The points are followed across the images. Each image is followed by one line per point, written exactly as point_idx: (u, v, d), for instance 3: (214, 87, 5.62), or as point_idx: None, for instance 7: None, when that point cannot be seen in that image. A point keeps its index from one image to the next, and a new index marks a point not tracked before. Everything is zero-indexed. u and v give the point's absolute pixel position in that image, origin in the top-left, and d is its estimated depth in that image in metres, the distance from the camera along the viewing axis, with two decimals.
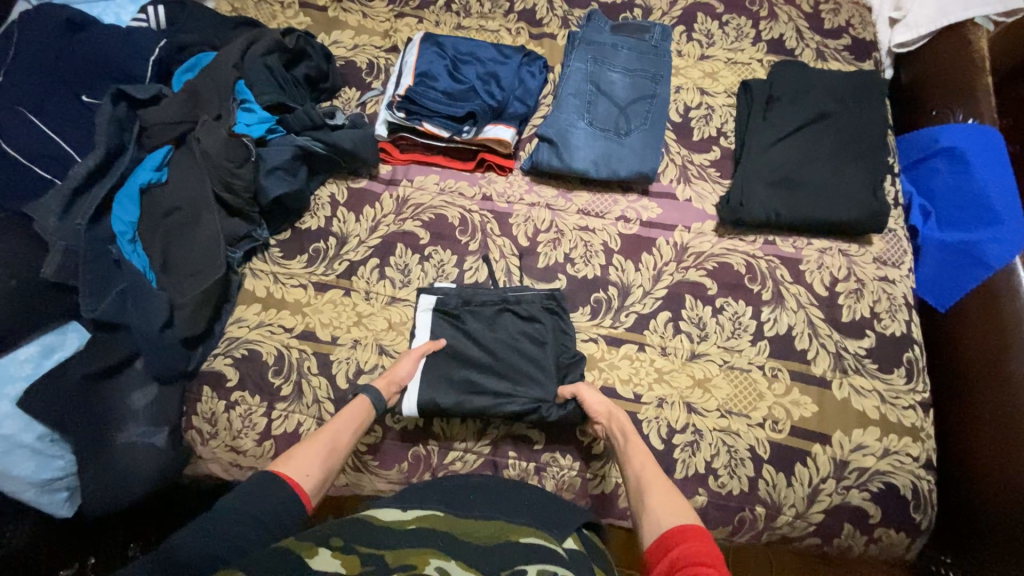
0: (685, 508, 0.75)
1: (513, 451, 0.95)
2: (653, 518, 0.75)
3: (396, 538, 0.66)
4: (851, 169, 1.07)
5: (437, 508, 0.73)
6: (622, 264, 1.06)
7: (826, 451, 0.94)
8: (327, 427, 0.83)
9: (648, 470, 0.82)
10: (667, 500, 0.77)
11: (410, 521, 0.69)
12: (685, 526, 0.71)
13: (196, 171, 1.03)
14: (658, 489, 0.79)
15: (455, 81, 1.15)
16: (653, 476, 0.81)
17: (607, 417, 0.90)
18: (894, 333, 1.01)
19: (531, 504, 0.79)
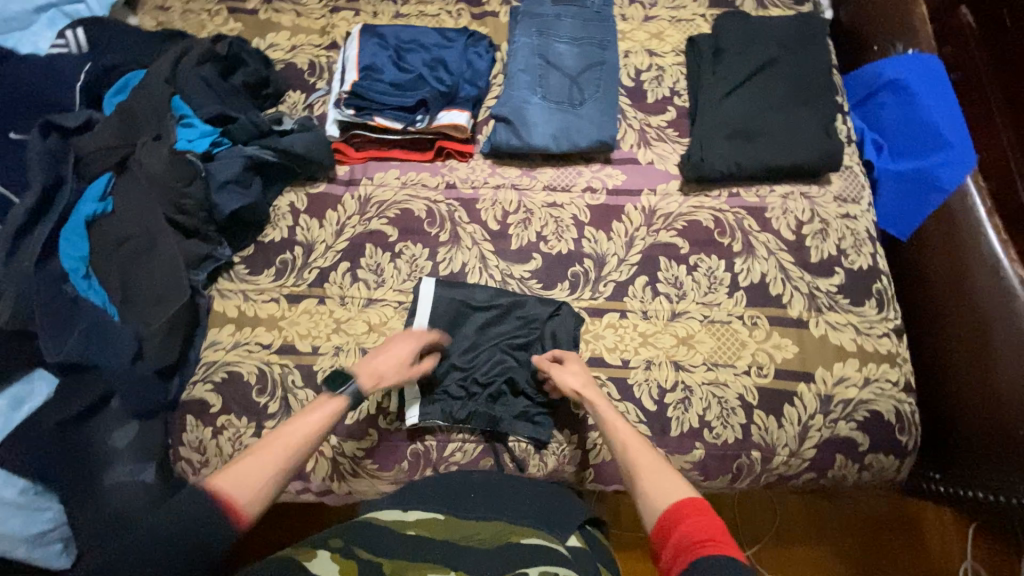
0: (681, 480, 0.70)
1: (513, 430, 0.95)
2: (647, 500, 0.69)
3: (396, 545, 0.67)
4: (803, 112, 1.08)
5: (436, 512, 0.74)
6: (594, 235, 1.07)
7: (811, 389, 0.97)
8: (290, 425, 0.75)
9: (634, 446, 0.76)
10: (659, 478, 0.71)
11: (408, 527, 0.71)
12: (686, 503, 0.66)
13: (144, 196, 0.98)
14: (649, 462, 0.74)
15: (401, 71, 1.12)
16: (641, 453, 0.75)
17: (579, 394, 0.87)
18: (862, 267, 1.04)
19: (532, 501, 0.79)
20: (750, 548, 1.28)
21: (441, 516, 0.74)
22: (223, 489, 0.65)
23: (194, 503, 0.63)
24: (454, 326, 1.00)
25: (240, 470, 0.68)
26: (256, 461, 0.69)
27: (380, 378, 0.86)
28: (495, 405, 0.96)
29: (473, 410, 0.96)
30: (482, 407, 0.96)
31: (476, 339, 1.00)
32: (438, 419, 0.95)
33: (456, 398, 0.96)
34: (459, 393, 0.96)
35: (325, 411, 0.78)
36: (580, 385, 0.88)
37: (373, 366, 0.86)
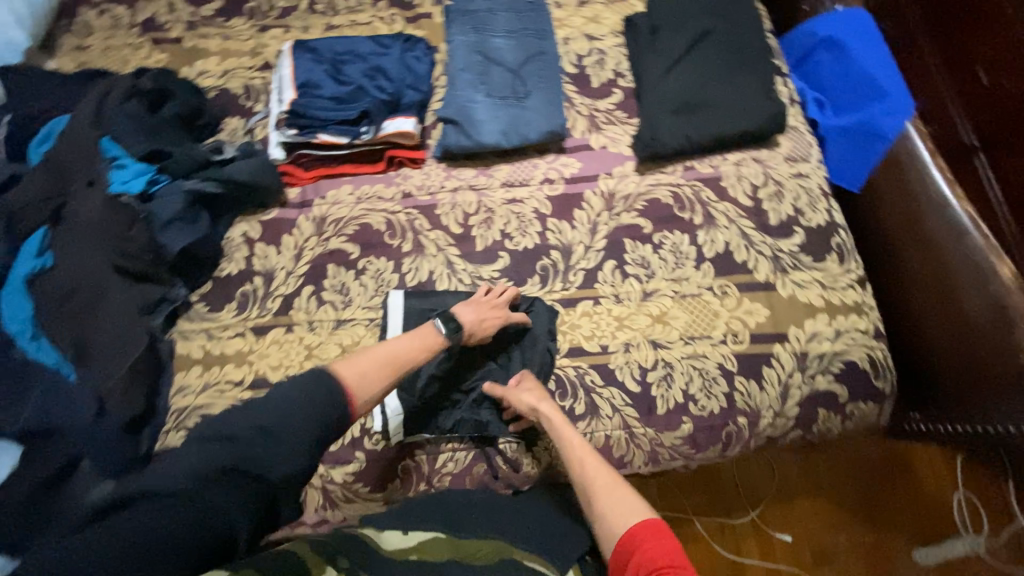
0: (636, 498, 0.76)
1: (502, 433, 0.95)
2: (604, 522, 0.75)
3: (398, 568, 0.72)
4: (744, 79, 1.10)
5: (437, 531, 0.77)
6: (558, 226, 1.06)
7: (787, 348, 0.99)
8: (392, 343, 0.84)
9: (590, 463, 0.80)
10: (615, 497, 0.76)
11: (411, 551, 0.74)
12: (642, 525, 0.72)
13: (84, 244, 0.92)
14: (604, 480, 0.78)
15: (339, 84, 1.09)
16: (601, 474, 0.79)
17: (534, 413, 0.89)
18: (819, 223, 1.07)
19: (524, 518, 0.83)
20: (755, 510, 1.31)
21: (442, 536, 0.77)
22: (344, 382, 0.74)
23: (317, 388, 0.71)
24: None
25: (357, 368, 0.77)
26: (368, 364, 0.78)
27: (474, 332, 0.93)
28: (480, 410, 0.95)
29: (459, 419, 0.95)
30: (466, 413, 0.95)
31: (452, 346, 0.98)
32: (425, 432, 0.94)
33: (442, 407, 0.95)
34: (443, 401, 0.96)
35: (420, 341, 0.86)
36: (536, 403, 0.89)
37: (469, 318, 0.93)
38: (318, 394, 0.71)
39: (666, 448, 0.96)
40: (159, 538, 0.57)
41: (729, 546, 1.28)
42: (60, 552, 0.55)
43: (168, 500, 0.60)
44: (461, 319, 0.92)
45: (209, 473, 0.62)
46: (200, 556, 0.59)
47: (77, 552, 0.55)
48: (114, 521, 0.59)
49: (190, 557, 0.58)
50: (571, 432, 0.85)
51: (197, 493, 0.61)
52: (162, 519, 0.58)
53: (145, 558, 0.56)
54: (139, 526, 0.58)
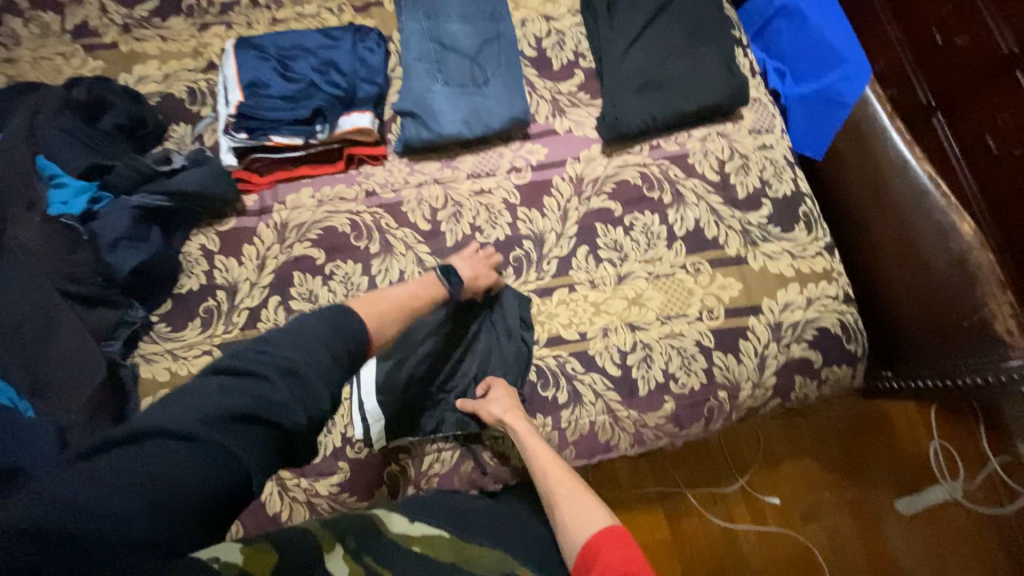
0: (598, 505, 0.73)
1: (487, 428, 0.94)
2: (567, 532, 0.72)
3: (398, 560, 0.67)
4: (704, 52, 1.08)
5: (442, 528, 0.75)
6: (528, 215, 1.04)
7: (761, 320, 1.01)
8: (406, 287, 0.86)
9: (554, 471, 0.79)
10: (578, 504, 0.74)
11: (414, 543, 0.71)
12: (603, 533, 0.69)
13: (22, 271, 0.86)
14: (566, 488, 0.76)
15: (289, 81, 1.04)
16: (562, 482, 0.77)
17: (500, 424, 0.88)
18: (786, 193, 1.08)
19: (526, 533, 0.79)
20: (743, 477, 1.34)
21: (446, 533, 0.74)
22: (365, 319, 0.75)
23: (343, 318, 0.69)
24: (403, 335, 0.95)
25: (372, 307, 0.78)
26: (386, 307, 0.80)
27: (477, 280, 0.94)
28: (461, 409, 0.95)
29: (441, 418, 0.94)
30: (446, 411, 0.95)
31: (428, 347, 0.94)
32: (410, 434, 0.93)
33: (425, 408, 0.95)
34: (423, 401, 0.95)
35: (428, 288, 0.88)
36: (504, 410, 0.88)
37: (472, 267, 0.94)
38: (343, 322, 0.69)
39: (650, 428, 0.97)
40: (175, 480, 0.49)
41: (720, 513, 1.32)
42: (51, 488, 0.45)
43: (184, 440, 0.52)
44: (460, 271, 0.92)
45: (231, 414, 0.55)
46: (217, 503, 0.51)
47: (67, 493, 0.45)
48: (115, 457, 0.49)
49: (207, 504, 0.51)
50: (535, 440, 0.85)
51: (220, 435, 0.54)
52: (180, 459, 0.51)
53: (160, 498, 0.48)
54: (147, 465, 0.49)
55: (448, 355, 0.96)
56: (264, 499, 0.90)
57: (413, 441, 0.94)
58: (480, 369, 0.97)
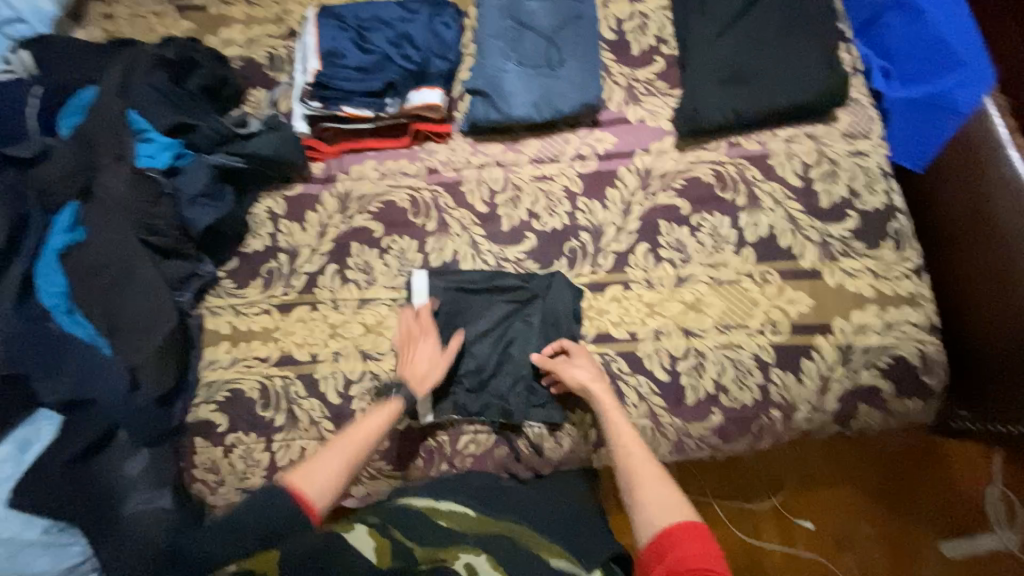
0: (682, 499, 0.71)
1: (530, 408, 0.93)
2: (645, 515, 0.70)
3: (426, 531, 0.72)
4: (802, 44, 0.99)
5: (468, 507, 0.78)
6: (588, 205, 1.01)
7: (831, 341, 0.93)
8: (351, 429, 0.80)
9: (638, 455, 0.76)
10: (664, 492, 0.71)
11: (440, 516, 0.75)
12: (684, 526, 0.67)
13: (112, 221, 0.92)
14: (652, 474, 0.73)
15: (364, 53, 1.04)
16: (644, 464, 0.75)
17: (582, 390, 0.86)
18: (876, 207, 0.98)
19: (554, 515, 0.82)
20: (776, 497, 1.27)
21: (472, 512, 0.77)
22: (297, 488, 0.72)
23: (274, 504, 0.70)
24: (455, 313, 0.96)
25: (315, 470, 0.74)
26: (324, 463, 0.74)
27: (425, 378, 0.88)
28: (505, 395, 0.93)
29: (486, 403, 0.93)
30: (490, 394, 0.94)
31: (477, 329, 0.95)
32: (454, 413, 0.93)
33: (469, 390, 0.94)
34: (467, 384, 0.94)
35: (381, 418, 0.81)
36: (589, 377, 0.87)
37: (416, 368, 0.89)
38: (278, 505, 0.70)
39: (694, 440, 0.93)
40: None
41: (745, 529, 1.26)
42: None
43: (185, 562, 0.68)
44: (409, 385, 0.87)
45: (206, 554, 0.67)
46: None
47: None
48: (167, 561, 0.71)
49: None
50: (618, 416, 0.82)
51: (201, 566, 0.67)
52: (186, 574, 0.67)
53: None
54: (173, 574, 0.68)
55: (491, 342, 0.95)
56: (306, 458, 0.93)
57: (458, 419, 0.94)
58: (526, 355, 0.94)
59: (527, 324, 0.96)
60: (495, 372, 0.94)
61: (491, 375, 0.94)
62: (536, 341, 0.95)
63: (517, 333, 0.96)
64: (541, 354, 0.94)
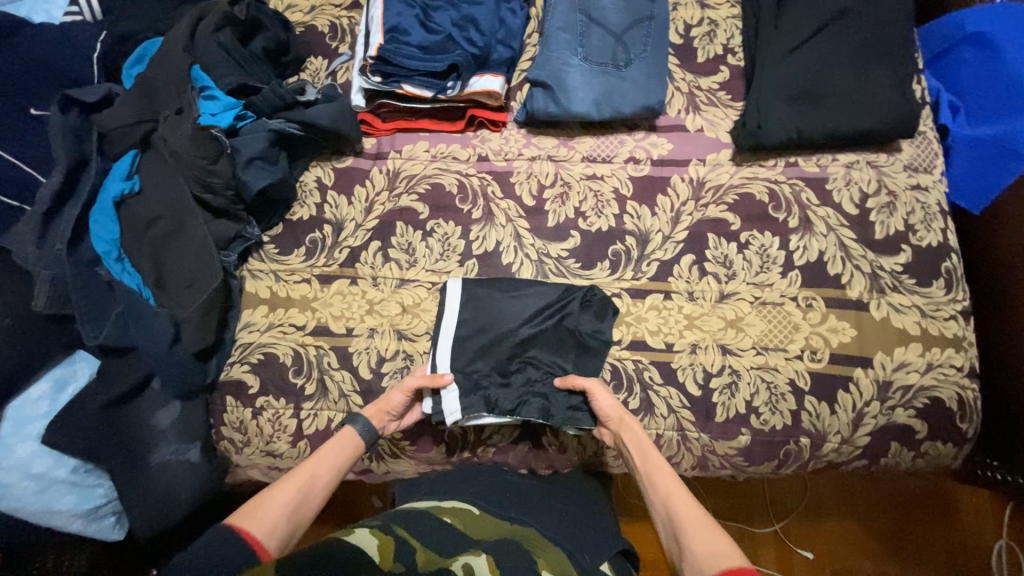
0: (729, 545, 0.67)
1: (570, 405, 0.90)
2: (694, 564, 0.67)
3: (430, 525, 0.73)
4: (880, 69, 0.95)
5: (470, 505, 0.80)
6: (637, 210, 1.00)
7: (869, 374, 0.92)
8: (308, 462, 0.78)
9: (680, 499, 0.74)
10: (705, 537, 0.68)
11: (444, 514, 0.76)
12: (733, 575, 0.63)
13: (169, 177, 0.94)
14: (690, 513, 0.72)
15: (428, 32, 1.02)
16: (690, 509, 0.72)
17: (619, 421, 0.86)
18: (931, 244, 0.96)
19: (565, 516, 0.83)
20: (779, 522, 1.27)
21: (475, 509, 0.80)
22: (242, 529, 0.69)
23: (218, 549, 0.66)
24: (493, 305, 0.95)
25: (264, 511, 0.71)
26: (271, 498, 0.73)
27: (384, 408, 0.88)
28: (547, 395, 0.90)
29: (522, 400, 0.90)
30: (526, 393, 0.90)
31: (518, 329, 0.93)
32: (484, 412, 0.89)
33: (501, 384, 0.91)
34: (498, 382, 0.91)
35: (340, 448, 0.82)
36: (612, 412, 0.86)
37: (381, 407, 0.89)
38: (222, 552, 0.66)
39: (718, 457, 0.93)
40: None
41: (744, 550, 1.25)
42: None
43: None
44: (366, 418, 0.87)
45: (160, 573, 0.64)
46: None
47: None
48: None
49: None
50: (661, 461, 0.80)
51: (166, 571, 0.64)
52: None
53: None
54: None
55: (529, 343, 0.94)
56: (332, 429, 0.95)
57: (489, 418, 0.89)
58: (563, 361, 0.93)
59: (566, 332, 0.94)
60: (531, 371, 0.92)
61: (530, 378, 0.92)
62: (573, 351, 0.94)
63: (551, 334, 0.94)
64: (580, 356, 0.94)
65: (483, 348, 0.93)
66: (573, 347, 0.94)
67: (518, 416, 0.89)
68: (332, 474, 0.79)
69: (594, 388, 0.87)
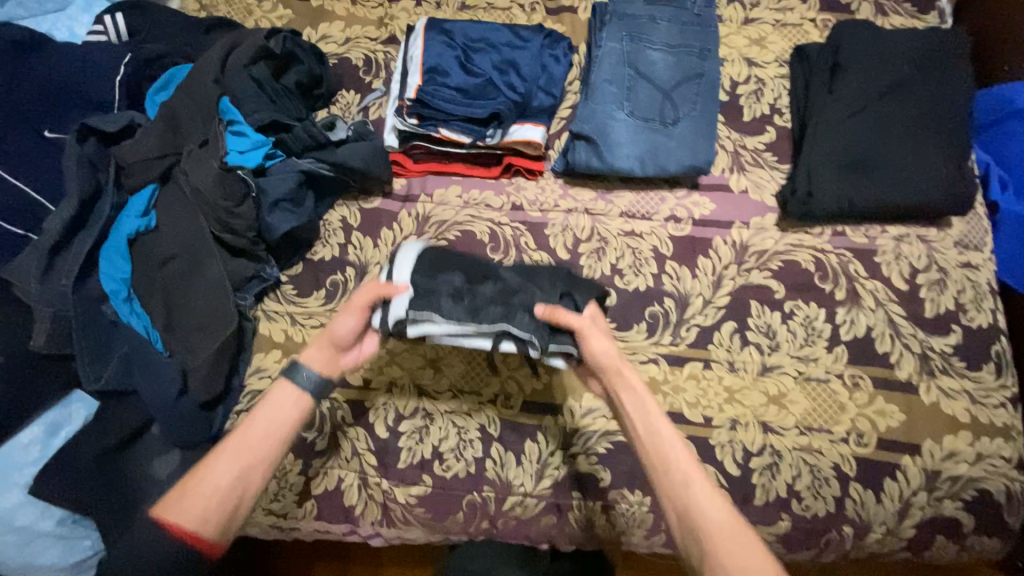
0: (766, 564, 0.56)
1: (553, 344, 0.75)
2: None
3: None
4: (935, 144, 0.92)
5: None
6: (677, 271, 0.95)
7: (916, 462, 0.87)
8: (237, 432, 0.66)
9: (707, 502, 0.61)
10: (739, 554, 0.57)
11: None
12: None
13: (187, 214, 0.88)
14: (726, 526, 0.59)
15: (468, 75, 0.99)
16: (722, 516, 0.59)
17: (616, 372, 0.72)
18: (981, 325, 0.92)
19: None
20: None
21: None
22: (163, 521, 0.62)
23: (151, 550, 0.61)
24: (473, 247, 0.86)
25: (183, 501, 0.62)
26: (193, 488, 0.63)
27: (332, 338, 0.73)
28: (525, 309, 0.75)
29: (495, 313, 0.74)
30: (495, 304, 0.75)
31: (495, 260, 0.83)
32: (436, 314, 0.73)
33: (470, 291, 0.76)
34: (463, 287, 0.76)
35: (277, 408, 0.68)
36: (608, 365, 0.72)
37: (328, 338, 0.73)
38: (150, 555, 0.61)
39: None
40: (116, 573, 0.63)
41: None
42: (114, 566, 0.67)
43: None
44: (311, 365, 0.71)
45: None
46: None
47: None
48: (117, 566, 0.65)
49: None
50: (678, 436, 0.65)
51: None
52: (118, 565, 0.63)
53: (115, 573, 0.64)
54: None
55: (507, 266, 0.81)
56: (343, 489, 0.89)
57: (447, 327, 0.74)
58: (553, 283, 0.79)
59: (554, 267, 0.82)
60: (508, 284, 0.77)
61: (506, 289, 0.77)
62: (566, 278, 0.81)
63: (533, 266, 0.82)
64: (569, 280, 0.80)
65: (458, 260, 0.79)
66: (560, 270, 0.82)
67: (482, 324, 0.74)
68: (271, 434, 0.67)
69: (585, 331, 0.73)
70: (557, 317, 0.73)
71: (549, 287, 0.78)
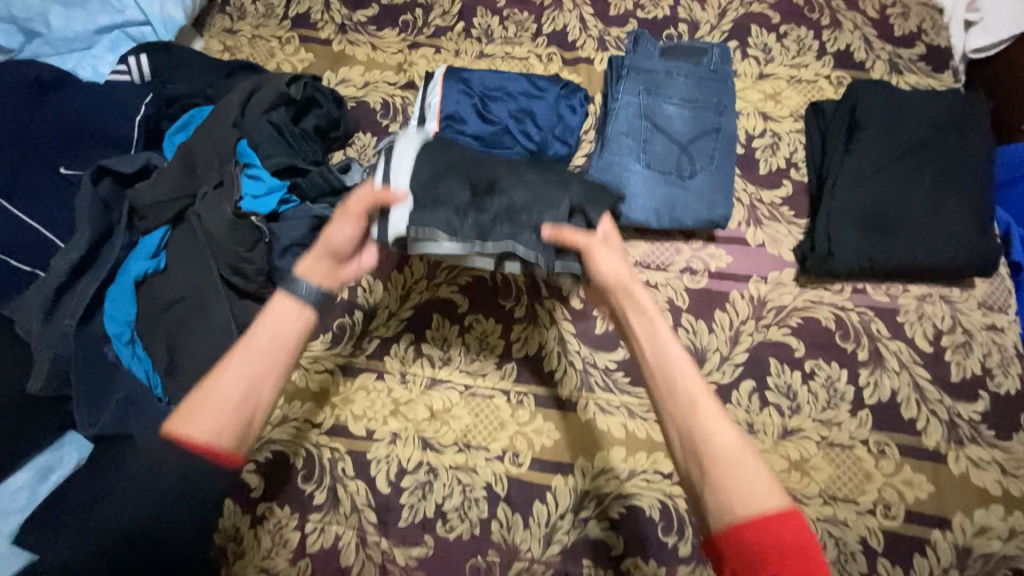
0: (767, 483, 0.50)
1: (558, 263, 0.72)
2: (721, 499, 0.50)
3: None
4: (957, 205, 0.90)
5: None
6: (693, 325, 0.93)
7: (947, 538, 0.82)
8: (248, 337, 0.61)
9: (705, 415, 0.54)
10: (737, 470, 0.51)
11: None
12: (781, 522, 0.48)
13: (199, 256, 0.88)
14: (725, 441, 0.52)
15: (485, 123, 0.99)
16: (719, 427, 0.53)
17: (617, 287, 0.66)
18: (1010, 391, 0.88)
19: None
20: None
21: None
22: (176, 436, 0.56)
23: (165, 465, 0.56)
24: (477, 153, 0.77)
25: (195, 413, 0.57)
26: (204, 400, 0.58)
27: (329, 251, 0.69)
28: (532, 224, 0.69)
29: (501, 228, 0.68)
30: (501, 220, 0.69)
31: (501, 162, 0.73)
32: (441, 233, 0.68)
33: (473, 208, 0.69)
34: (467, 202, 0.69)
35: (282, 314, 0.63)
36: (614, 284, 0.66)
37: (324, 248, 0.69)
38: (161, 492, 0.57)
39: None
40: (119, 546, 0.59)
41: None
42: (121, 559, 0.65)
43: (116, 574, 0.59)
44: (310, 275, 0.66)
45: None
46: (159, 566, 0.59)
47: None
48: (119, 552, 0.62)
49: None
50: (677, 349, 0.58)
51: None
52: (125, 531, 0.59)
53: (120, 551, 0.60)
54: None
55: (515, 173, 0.72)
56: (339, 548, 0.84)
57: (449, 245, 0.69)
58: (561, 192, 0.71)
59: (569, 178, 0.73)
60: (512, 194, 0.70)
61: (511, 205, 0.69)
62: (577, 190, 0.72)
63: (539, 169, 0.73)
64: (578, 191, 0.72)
65: (455, 164, 0.71)
66: (570, 182, 0.72)
67: (488, 243, 0.68)
68: (286, 346, 0.62)
69: (592, 248, 0.68)
70: (565, 238, 0.68)
71: (560, 197, 0.70)
